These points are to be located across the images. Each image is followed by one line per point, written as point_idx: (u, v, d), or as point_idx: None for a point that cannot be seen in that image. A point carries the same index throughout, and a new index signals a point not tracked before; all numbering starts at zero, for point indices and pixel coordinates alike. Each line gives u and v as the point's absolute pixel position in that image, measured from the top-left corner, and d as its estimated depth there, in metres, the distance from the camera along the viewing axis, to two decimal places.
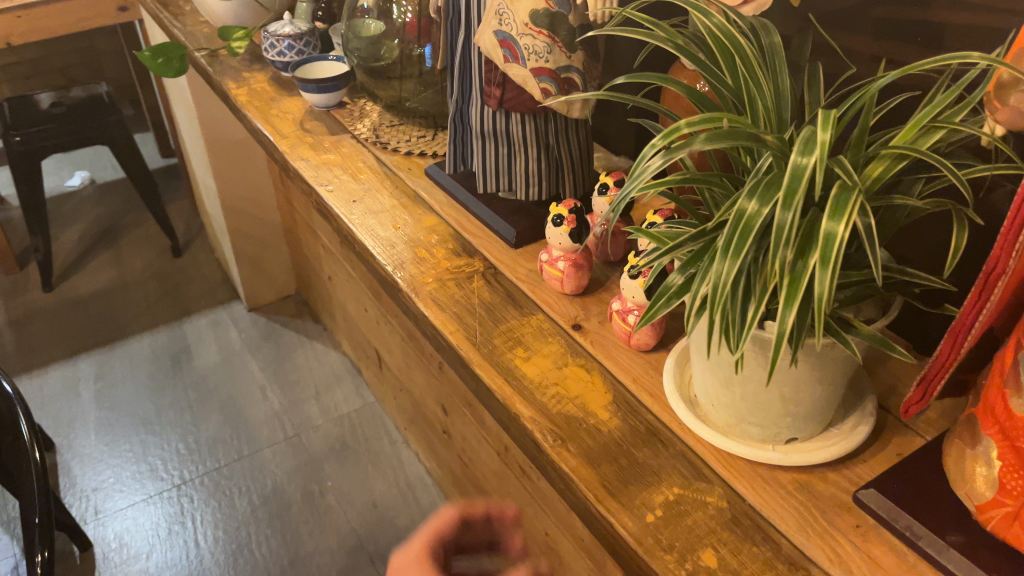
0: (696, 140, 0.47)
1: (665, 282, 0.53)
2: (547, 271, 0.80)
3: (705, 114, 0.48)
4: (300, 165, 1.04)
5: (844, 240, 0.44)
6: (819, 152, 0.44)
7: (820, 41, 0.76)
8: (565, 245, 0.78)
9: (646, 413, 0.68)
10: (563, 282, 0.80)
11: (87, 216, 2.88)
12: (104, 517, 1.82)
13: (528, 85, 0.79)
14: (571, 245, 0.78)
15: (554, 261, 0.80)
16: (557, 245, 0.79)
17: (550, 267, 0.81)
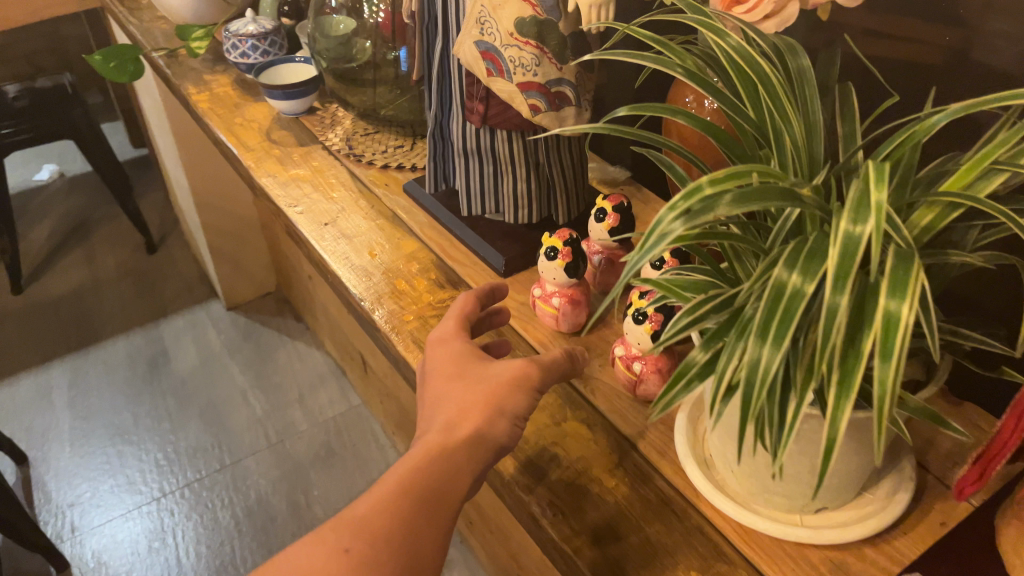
0: (721, 203, 0.39)
1: (683, 363, 0.45)
2: (541, 308, 0.73)
3: (730, 170, 0.40)
4: (266, 182, 0.95)
5: (911, 326, 0.36)
6: (876, 221, 0.36)
7: (842, 45, 0.68)
8: (559, 280, 0.70)
9: (657, 478, 0.61)
10: (558, 321, 0.72)
11: (56, 212, 2.76)
12: (81, 535, 1.74)
13: (515, 102, 0.71)
14: (566, 280, 0.70)
15: (548, 298, 0.72)
16: (550, 280, 0.71)
17: (543, 303, 0.73)
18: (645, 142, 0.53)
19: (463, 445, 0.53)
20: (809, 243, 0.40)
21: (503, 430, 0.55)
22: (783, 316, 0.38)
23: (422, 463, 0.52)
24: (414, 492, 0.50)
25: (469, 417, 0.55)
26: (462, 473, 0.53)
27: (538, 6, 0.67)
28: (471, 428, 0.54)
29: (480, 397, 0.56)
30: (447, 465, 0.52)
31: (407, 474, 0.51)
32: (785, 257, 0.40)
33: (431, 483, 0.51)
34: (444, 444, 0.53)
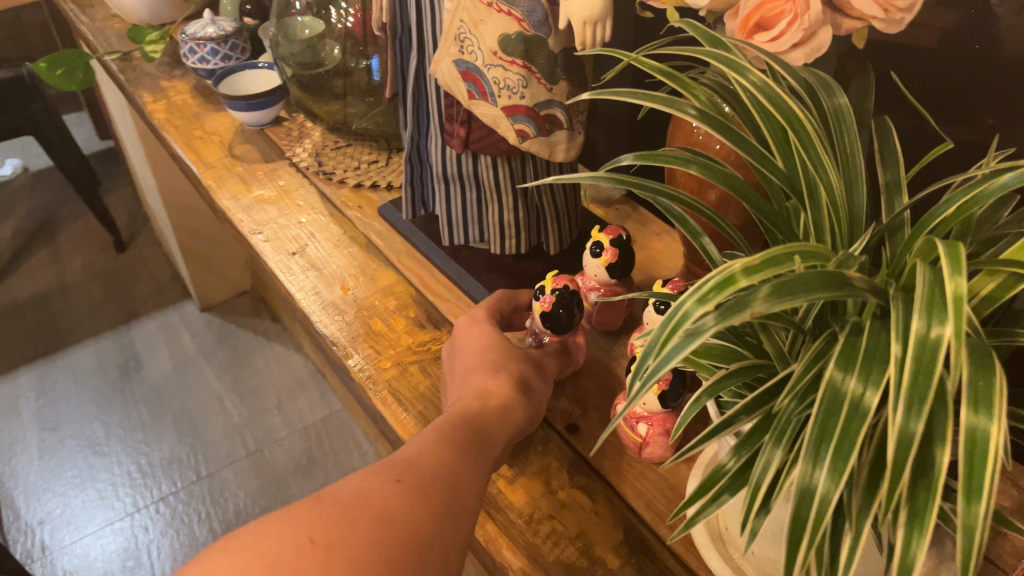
0: (758, 297, 0.32)
1: (711, 473, 0.38)
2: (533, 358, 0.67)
3: (767, 253, 0.33)
4: (228, 205, 0.87)
5: (1002, 453, 0.29)
6: (958, 328, 0.29)
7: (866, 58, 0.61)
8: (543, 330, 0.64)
9: (667, 556, 0.55)
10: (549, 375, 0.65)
11: (19, 210, 2.65)
12: (53, 554, 1.67)
13: (500, 128, 0.63)
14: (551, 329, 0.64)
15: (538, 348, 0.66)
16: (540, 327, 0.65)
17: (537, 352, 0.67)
18: (649, 193, 0.45)
19: (495, 411, 0.55)
20: (867, 340, 0.33)
21: (527, 408, 0.58)
22: (840, 439, 0.31)
23: (459, 423, 0.52)
24: (455, 445, 0.50)
25: (500, 386, 0.57)
26: (496, 440, 0.53)
27: (523, 21, 0.59)
28: (503, 397, 0.57)
29: (508, 373, 0.59)
30: (482, 431, 0.53)
31: (445, 433, 0.51)
32: (838, 356, 0.33)
33: (470, 443, 0.51)
34: (479, 410, 0.55)
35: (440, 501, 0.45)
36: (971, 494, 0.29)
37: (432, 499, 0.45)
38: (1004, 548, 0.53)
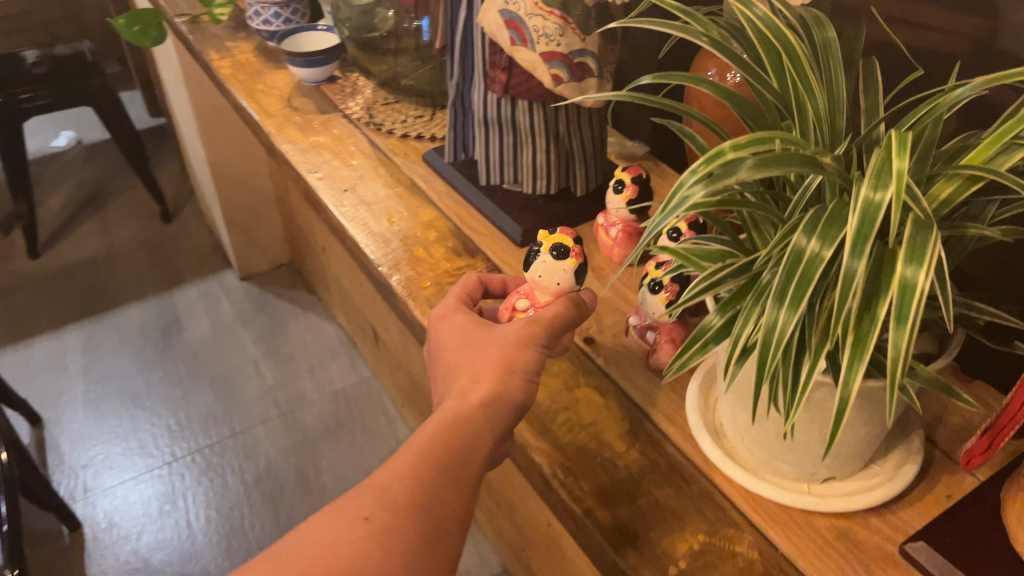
0: (742, 168, 0.40)
1: (700, 327, 0.46)
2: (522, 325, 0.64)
3: (755, 135, 0.41)
4: (287, 148, 0.96)
5: (927, 292, 0.37)
6: (896, 188, 0.36)
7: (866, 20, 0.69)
8: (563, 283, 0.64)
9: (667, 443, 0.62)
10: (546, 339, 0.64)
11: (72, 180, 2.78)
12: (94, 495, 1.76)
13: (536, 72, 0.71)
14: (570, 283, 0.65)
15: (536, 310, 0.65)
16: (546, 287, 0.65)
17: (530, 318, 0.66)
18: (667, 110, 0.53)
19: (477, 413, 0.54)
20: (830, 208, 0.41)
21: (516, 389, 0.56)
22: (800, 280, 0.39)
23: (441, 432, 0.53)
24: (431, 463, 0.51)
25: (480, 385, 0.55)
26: (482, 439, 0.53)
27: None
28: (486, 394, 0.55)
29: (489, 366, 0.56)
30: (466, 434, 0.53)
31: (426, 448, 0.52)
32: (805, 221, 0.40)
33: (450, 454, 0.52)
34: (462, 416, 0.54)
35: (411, 536, 0.48)
36: (902, 319, 0.37)
37: (401, 536, 0.48)
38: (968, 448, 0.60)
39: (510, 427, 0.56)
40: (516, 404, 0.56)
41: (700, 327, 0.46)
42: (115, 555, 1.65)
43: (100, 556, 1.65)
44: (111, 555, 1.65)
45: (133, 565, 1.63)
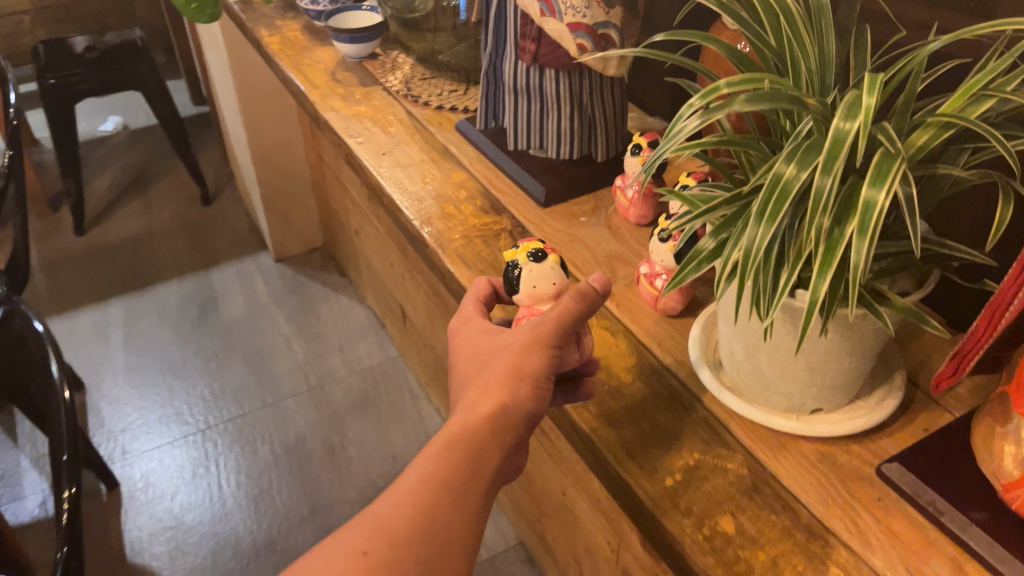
0: (736, 101, 0.46)
1: (696, 248, 0.53)
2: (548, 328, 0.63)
3: (745, 74, 0.47)
4: (330, 116, 1.03)
5: (886, 209, 0.42)
6: (864, 117, 0.42)
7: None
8: (561, 278, 0.67)
9: (670, 377, 0.68)
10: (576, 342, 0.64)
11: (118, 163, 2.88)
12: (132, 457, 1.83)
13: (564, 41, 0.77)
14: (562, 280, 0.68)
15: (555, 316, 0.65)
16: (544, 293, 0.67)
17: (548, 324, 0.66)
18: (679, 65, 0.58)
19: (481, 431, 0.55)
20: (810, 140, 0.46)
21: (527, 398, 0.57)
22: (779, 198, 0.45)
23: (448, 451, 0.54)
24: (438, 484, 0.52)
25: (489, 399, 0.56)
26: (491, 456, 0.55)
27: None
28: (494, 408, 0.56)
29: (501, 378, 0.57)
30: (474, 452, 0.54)
31: (434, 469, 0.53)
32: (788, 150, 0.46)
33: (457, 473, 0.53)
34: (471, 433, 0.55)
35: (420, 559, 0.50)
36: (864, 230, 0.43)
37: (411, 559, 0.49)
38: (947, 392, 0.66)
39: (522, 436, 0.57)
40: (527, 413, 0.57)
41: (697, 248, 0.53)
42: (150, 513, 1.71)
43: (135, 513, 1.71)
44: (146, 513, 1.71)
45: (166, 523, 1.69)
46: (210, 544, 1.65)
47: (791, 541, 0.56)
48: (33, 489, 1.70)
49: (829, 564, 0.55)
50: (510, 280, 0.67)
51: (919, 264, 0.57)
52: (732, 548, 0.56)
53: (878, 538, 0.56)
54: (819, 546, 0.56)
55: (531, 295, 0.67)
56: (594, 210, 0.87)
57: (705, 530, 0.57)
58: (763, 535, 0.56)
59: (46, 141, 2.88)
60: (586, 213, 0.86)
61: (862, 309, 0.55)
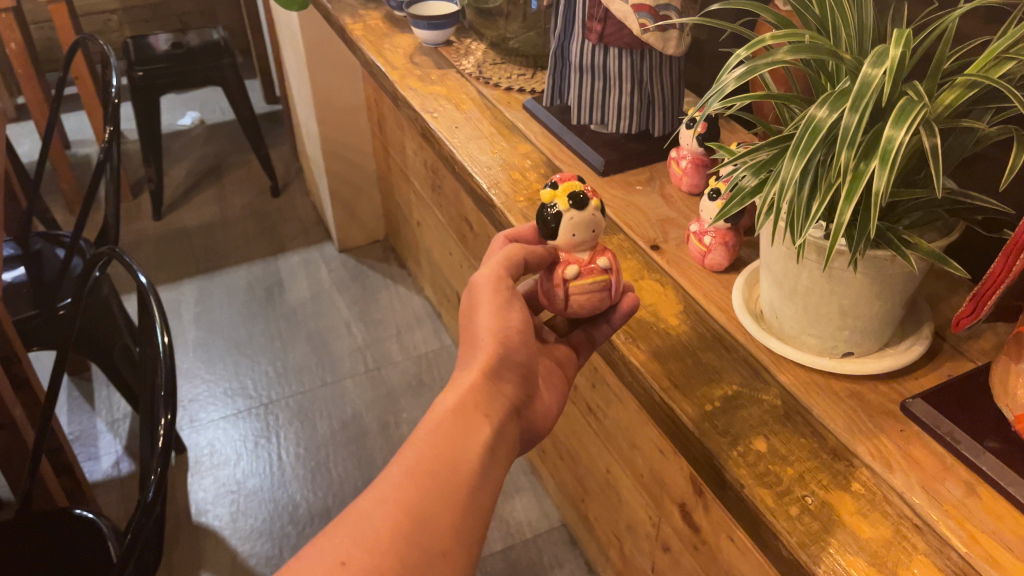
0: (778, 52, 0.55)
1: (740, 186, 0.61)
2: (586, 282, 0.68)
3: (788, 30, 0.56)
4: (409, 94, 1.12)
5: (904, 144, 0.49)
6: (888, 65, 0.49)
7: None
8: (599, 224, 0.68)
9: (714, 322, 0.75)
10: (613, 285, 0.69)
11: (194, 154, 2.98)
12: (198, 425, 1.85)
13: (628, 21, 0.85)
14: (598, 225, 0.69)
15: (593, 262, 0.69)
16: (581, 240, 0.68)
17: (585, 275, 0.68)
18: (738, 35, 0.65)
19: (478, 396, 0.61)
20: (843, 88, 0.53)
21: (515, 350, 0.65)
22: (811, 137, 0.52)
23: (433, 440, 0.57)
24: (427, 470, 0.54)
25: (467, 377, 0.62)
26: (479, 430, 0.59)
27: None
28: (474, 383, 0.61)
29: (484, 346, 0.63)
30: (464, 423, 0.59)
31: (419, 459, 0.55)
32: (823, 96, 0.53)
33: (450, 444, 0.57)
34: (452, 416, 0.59)
35: (422, 539, 0.51)
36: (884, 162, 0.50)
37: (418, 539, 0.50)
38: (973, 345, 0.72)
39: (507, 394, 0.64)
40: (517, 363, 0.65)
41: (740, 187, 0.62)
42: (213, 478, 1.73)
43: (200, 477, 1.73)
44: (210, 477, 1.73)
45: (229, 487, 1.71)
46: (269, 509, 1.66)
47: (816, 459, 0.62)
48: (108, 449, 1.76)
49: (850, 480, 0.60)
50: (548, 222, 0.68)
51: (946, 215, 0.62)
52: (763, 463, 0.62)
53: (898, 461, 0.61)
54: (842, 465, 0.61)
55: (567, 241, 0.68)
56: (649, 179, 0.94)
57: (739, 447, 0.63)
58: (792, 454, 0.62)
59: (129, 132, 3.01)
60: (641, 182, 0.94)
61: (887, 251, 0.60)
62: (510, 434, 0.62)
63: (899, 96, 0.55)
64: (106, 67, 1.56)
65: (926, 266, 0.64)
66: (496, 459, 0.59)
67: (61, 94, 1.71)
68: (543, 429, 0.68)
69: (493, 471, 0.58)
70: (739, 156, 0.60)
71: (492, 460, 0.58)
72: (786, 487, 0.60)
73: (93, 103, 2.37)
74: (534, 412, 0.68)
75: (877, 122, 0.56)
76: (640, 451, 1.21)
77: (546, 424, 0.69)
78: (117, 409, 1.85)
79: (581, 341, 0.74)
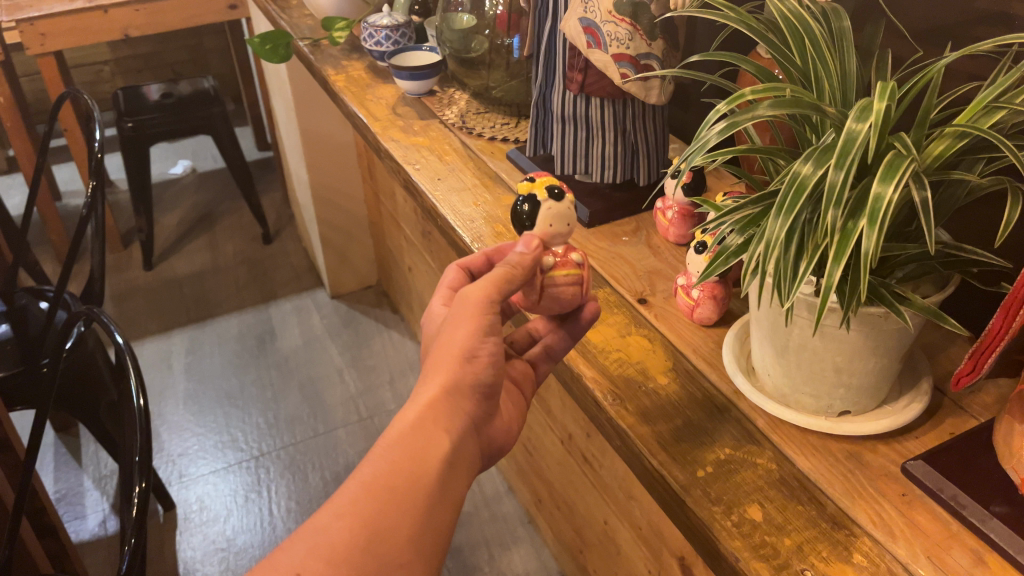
0: (759, 106, 0.53)
1: (726, 244, 0.60)
2: (560, 274, 0.68)
3: (769, 84, 0.54)
4: (391, 146, 1.11)
5: (894, 202, 0.47)
6: (873, 119, 0.47)
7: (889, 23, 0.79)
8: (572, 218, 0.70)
9: (705, 381, 0.72)
10: (585, 282, 0.69)
11: (186, 203, 2.96)
12: (187, 480, 1.80)
13: (609, 70, 0.84)
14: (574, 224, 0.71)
15: (567, 257, 0.69)
16: (557, 233, 0.70)
17: (561, 268, 0.68)
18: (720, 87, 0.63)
19: (442, 413, 0.58)
20: (828, 143, 0.51)
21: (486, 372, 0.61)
22: (796, 194, 0.50)
23: (393, 451, 0.54)
24: (383, 490, 0.52)
25: (428, 393, 0.58)
26: (439, 442, 0.56)
27: None
28: (434, 399, 0.58)
29: (446, 362, 0.59)
30: (420, 439, 0.55)
31: (377, 477, 0.52)
32: (806, 152, 0.51)
33: (408, 461, 0.54)
34: (412, 427, 0.56)
35: (379, 551, 0.49)
36: (872, 221, 0.47)
37: (373, 553, 0.49)
38: (974, 400, 0.69)
39: (469, 411, 0.60)
40: (482, 386, 0.61)
41: (726, 244, 0.61)
42: (204, 536, 1.68)
43: (189, 535, 1.68)
44: (199, 534, 1.68)
45: (218, 545, 1.66)
46: None
47: (816, 529, 0.59)
48: (95, 508, 1.71)
49: (852, 552, 0.57)
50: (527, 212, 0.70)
51: (941, 269, 0.60)
52: (758, 533, 0.58)
53: (902, 530, 0.58)
54: (844, 535, 0.58)
55: (544, 234, 0.70)
56: (636, 231, 0.92)
57: (734, 517, 0.59)
58: (790, 524, 0.59)
59: (120, 181, 3.00)
60: (628, 233, 0.92)
61: (880, 307, 0.58)
62: (469, 450, 0.59)
63: (885, 149, 0.53)
64: (90, 119, 1.55)
65: (923, 321, 0.62)
66: (456, 474, 0.56)
67: (49, 146, 1.69)
68: (502, 447, 0.66)
69: (454, 485, 0.56)
70: (723, 213, 0.58)
71: (453, 474, 0.56)
72: (784, 559, 0.56)
73: (83, 155, 2.36)
74: (494, 431, 0.64)
75: (863, 177, 0.54)
76: (637, 502, 1.17)
77: (508, 440, 0.67)
78: (104, 466, 1.81)
79: (540, 357, 0.72)
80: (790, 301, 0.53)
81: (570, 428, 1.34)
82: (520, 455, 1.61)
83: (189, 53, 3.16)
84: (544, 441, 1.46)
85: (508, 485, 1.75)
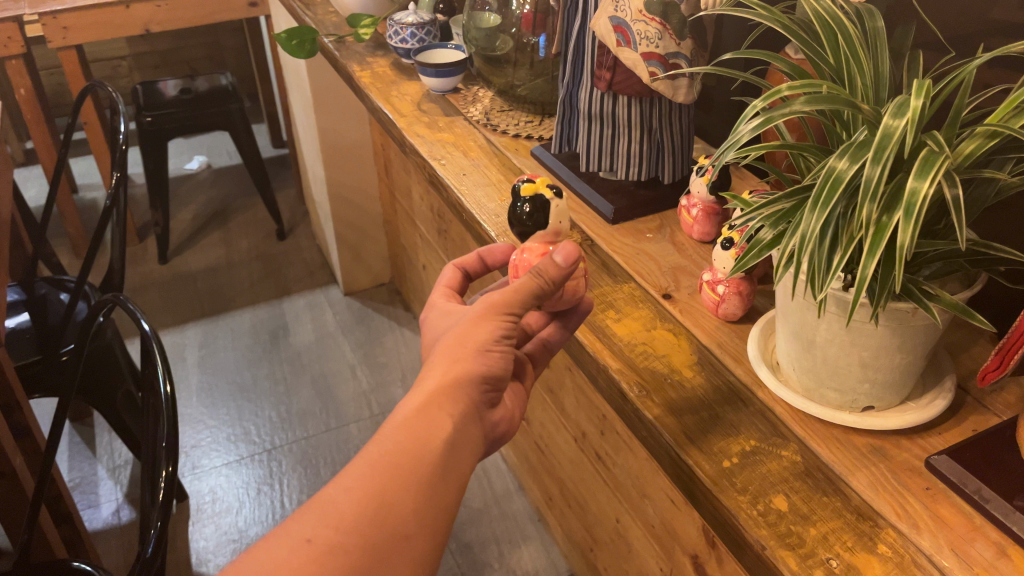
0: (796, 102, 0.55)
1: (757, 238, 0.61)
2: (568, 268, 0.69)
3: (806, 81, 0.55)
4: (417, 141, 1.12)
5: (929, 196, 0.47)
6: (909, 117, 0.48)
7: (917, 26, 0.80)
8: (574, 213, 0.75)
9: (730, 374, 0.73)
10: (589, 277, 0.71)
11: (200, 198, 2.98)
12: (200, 472, 1.82)
13: (637, 69, 0.85)
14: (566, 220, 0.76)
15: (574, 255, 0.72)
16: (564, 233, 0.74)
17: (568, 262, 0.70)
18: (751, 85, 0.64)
19: (451, 403, 0.58)
20: (863, 139, 0.52)
21: (495, 362, 0.61)
22: (831, 189, 0.51)
23: (401, 432, 0.55)
24: (388, 466, 0.53)
25: (433, 379, 0.59)
26: (445, 425, 0.57)
27: None
28: (440, 386, 0.59)
29: (454, 354, 0.60)
30: (427, 420, 0.56)
31: (385, 455, 0.54)
32: (843, 149, 0.52)
33: (421, 442, 0.55)
34: (418, 411, 0.57)
35: (385, 526, 0.51)
36: (908, 216, 0.48)
37: (383, 522, 0.51)
38: (997, 398, 0.70)
39: (475, 402, 0.60)
40: (491, 378, 0.61)
41: (757, 238, 0.61)
42: (215, 526, 1.69)
43: (201, 525, 1.70)
44: (211, 525, 1.70)
45: (230, 536, 1.67)
46: None
47: (841, 519, 0.60)
48: (108, 497, 1.73)
49: (877, 542, 0.58)
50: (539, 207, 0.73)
51: (968, 267, 0.61)
52: (783, 523, 0.59)
53: (925, 521, 0.59)
54: (868, 526, 0.59)
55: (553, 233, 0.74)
56: (660, 228, 0.93)
57: (759, 506, 0.61)
58: (815, 514, 0.60)
59: (136, 176, 3.01)
60: (651, 230, 0.93)
61: (908, 303, 0.58)
62: (475, 435, 0.59)
63: (919, 146, 0.54)
64: (113, 112, 1.56)
65: (950, 317, 0.62)
66: (460, 457, 0.57)
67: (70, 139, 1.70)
68: (508, 432, 0.66)
69: (459, 467, 0.56)
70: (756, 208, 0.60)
71: (457, 455, 0.57)
72: (809, 548, 0.57)
73: (100, 147, 2.36)
74: (499, 417, 0.65)
75: (896, 173, 0.55)
76: (650, 500, 1.18)
77: (513, 425, 0.67)
78: (118, 456, 1.82)
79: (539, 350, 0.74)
80: (823, 293, 0.54)
81: (585, 426, 1.35)
82: (531, 454, 1.62)
83: (206, 49, 3.18)
84: (557, 439, 1.47)
85: (519, 482, 1.76)
